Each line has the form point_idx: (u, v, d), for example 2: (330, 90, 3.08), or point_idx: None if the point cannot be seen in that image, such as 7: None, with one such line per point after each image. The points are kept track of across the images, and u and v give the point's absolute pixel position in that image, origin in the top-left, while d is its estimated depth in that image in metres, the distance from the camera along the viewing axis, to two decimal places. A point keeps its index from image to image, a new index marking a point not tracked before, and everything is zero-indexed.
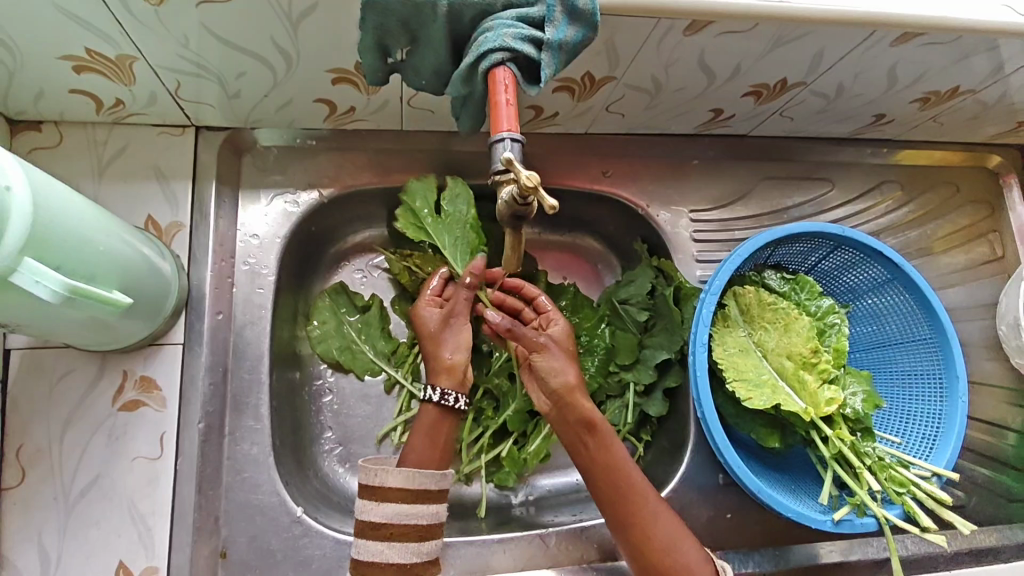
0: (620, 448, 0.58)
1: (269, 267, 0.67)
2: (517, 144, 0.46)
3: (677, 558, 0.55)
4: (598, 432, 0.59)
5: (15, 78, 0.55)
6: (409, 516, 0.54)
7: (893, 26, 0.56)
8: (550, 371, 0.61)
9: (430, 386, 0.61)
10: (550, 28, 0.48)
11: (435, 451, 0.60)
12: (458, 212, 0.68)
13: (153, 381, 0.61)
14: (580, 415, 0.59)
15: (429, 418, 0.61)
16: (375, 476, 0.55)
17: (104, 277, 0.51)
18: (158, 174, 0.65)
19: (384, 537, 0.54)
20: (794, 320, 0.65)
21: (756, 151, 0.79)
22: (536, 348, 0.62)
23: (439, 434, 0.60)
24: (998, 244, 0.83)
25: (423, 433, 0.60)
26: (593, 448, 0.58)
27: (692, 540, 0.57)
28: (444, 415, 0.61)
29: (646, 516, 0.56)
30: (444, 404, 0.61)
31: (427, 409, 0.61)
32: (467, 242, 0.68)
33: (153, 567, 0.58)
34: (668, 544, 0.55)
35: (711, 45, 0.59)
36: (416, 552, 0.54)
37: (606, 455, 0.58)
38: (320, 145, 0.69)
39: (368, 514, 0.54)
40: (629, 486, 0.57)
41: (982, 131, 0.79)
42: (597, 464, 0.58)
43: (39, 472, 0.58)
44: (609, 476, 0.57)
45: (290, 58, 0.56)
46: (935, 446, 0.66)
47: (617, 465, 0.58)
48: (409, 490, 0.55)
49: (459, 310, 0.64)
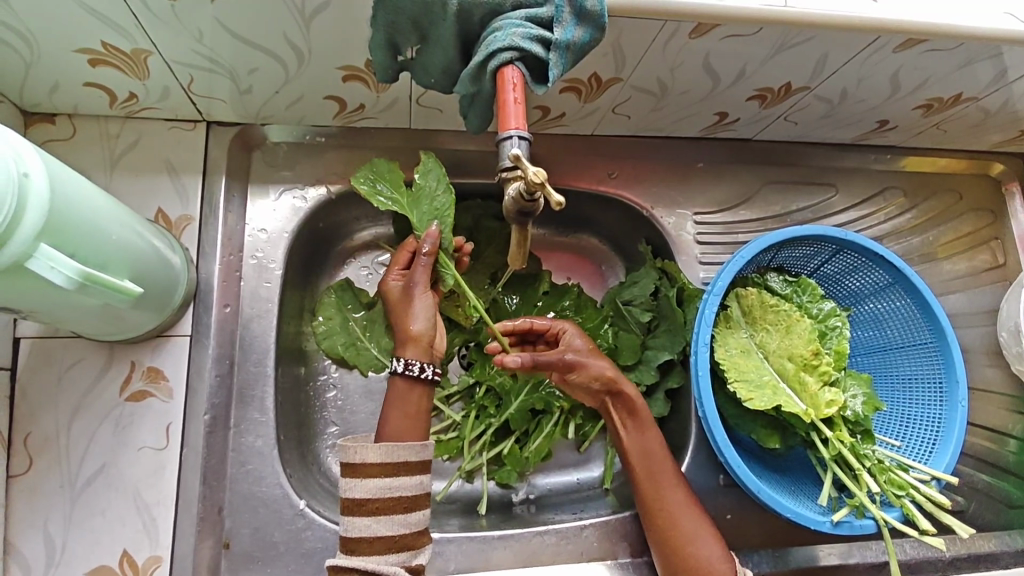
0: (655, 436, 0.61)
1: (276, 261, 0.68)
2: (524, 142, 0.46)
3: (699, 545, 0.58)
4: (639, 420, 0.62)
5: (31, 71, 0.56)
6: (391, 490, 0.53)
7: (897, 33, 0.57)
8: (589, 380, 0.60)
9: (394, 357, 0.58)
10: (558, 28, 0.49)
11: (410, 422, 0.56)
12: (427, 187, 0.61)
13: (160, 371, 0.62)
14: (625, 401, 0.61)
15: (395, 388, 0.57)
16: (356, 453, 0.53)
17: (115, 267, 0.51)
18: (169, 167, 0.66)
19: (369, 513, 0.52)
20: (796, 322, 0.66)
21: (760, 155, 0.80)
22: (566, 365, 0.59)
23: (410, 403, 0.57)
24: (1000, 251, 0.84)
25: (395, 405, 0.57)
26: (633, 433, 0.61)
27: (712, 531, 0.59)
28: (412, 385, 0.57)
29: (675, 502, 0.59)
30: (409, 375, 0.57)
31: (394, 381, 0.57)
32: (431, 215, 0.61)
33: (156, 556, 0.58)
34: (691, 531, 0.58)
35: (717, 48, 0.59)
36: (404, 523, 0.53)
37: (644, 441, 0.61)
38: (329, 142, 0.70)
39: (352, 492, 0.52)
40: (662, 474, 0.60)
41: (986, 138, 0.80)
42: (634, 449, 0.61)
43: (45, 460, 0.58)
44: (646, 462, 0.60)
45: (302, 55, 0.56)
46: (934, 450, 0.67)
47: (653, 452, 0.61)
48: (390, 464, 0.53)
49: (420, 280, 0.60)
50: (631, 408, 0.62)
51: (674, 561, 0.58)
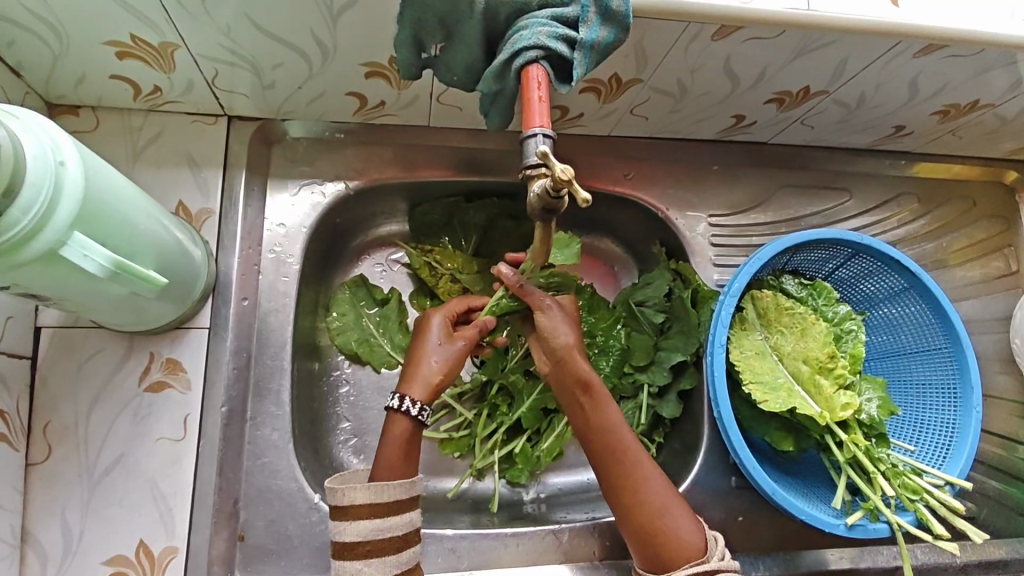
0: (612, 411, 0.59)
1: (294, 256, 0.68)
2: (548, 140, 0.46)
3: (668, 521, 0.55)
4: (593, 393, 0.59)
5: (59, 63, 0.57)
6: (382, 531, 0.53)
7: (920, 38, 0.57)
8: (551, 330, 0.61)
9: (403, 397, 0.58)
10: (584, 28, 0.49)
11: (405, 463, 0.57)
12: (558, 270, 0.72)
13: (178, 363, 0.62)
14: (575, 375, 0.59)
15: (401, 429, 0.57)
16: (344, 496, 0.53)
17: (142, 258, 0.52)
18: (191, 161, 0.66)
19: (362, 555, 0.52)
20: (811, 325, 0.66)
21: (775, 159, 0.80)
22: (541, 304, 0.63)
23: (411, 446, 0.57)
24: (1013, 258, 0.84)
25: (390, 444, 0.57)
26: (589, 409, 0.59)
27: (682, 504, 0.57)
28: (413, 428, 0.58)
29: (637, 480, 0.57)
30: (412, 417, 0.58)
31: (398, 420, 0.58)
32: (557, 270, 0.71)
33: (172, 547, 0.58)
34: (659, 508, 0.56)
35: (738, 51, 0.60)
36: (396, 563, 0.53)
37: (601, 417, 0.58)
38: (348, 138, 0.71)
39: (342, 534, 0.53)
40: (623, 450, 0.57)
41: (1000, 146, 0.80)
42: (593, 427, 0.58)
43: (65, 448, 0.59)
44: (605, 441, 0.58)
45: (327, 51, 0.57)
46: (948, 455, 0.67)
47: (611, 427, 0.58)
48: (379, 505, 0.53)
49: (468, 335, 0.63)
50: (585, 381, 0.59)
51: (649, 543, 0.55)
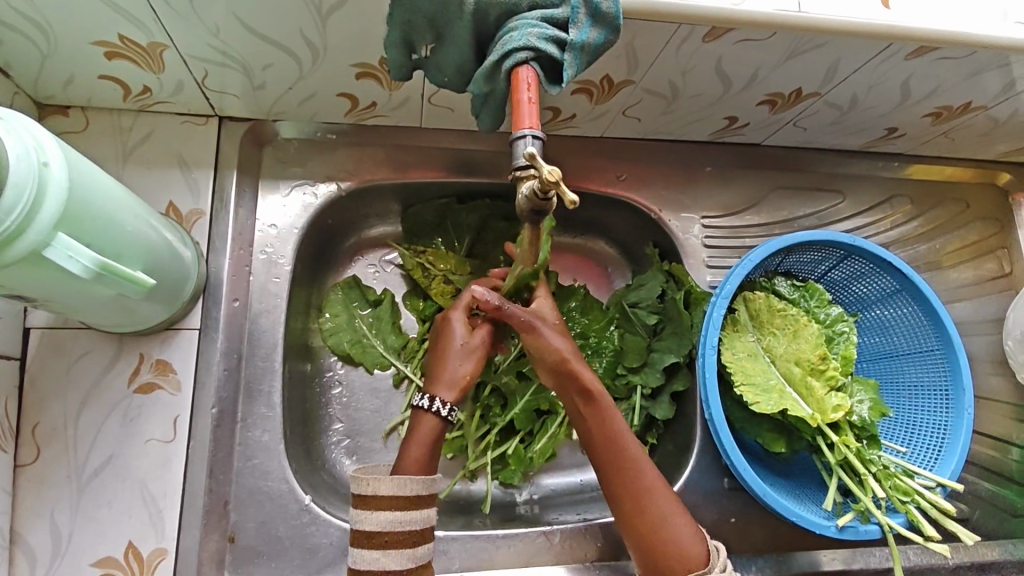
0: (616, 419, 0.58)
1: (286, 257, 0.68)
2: (537, 141, 0.46)
3: (668, 532, 0.55)
4: (597, 402, 0.58)
5: (47, 63, 0.56)
6: (403, 523, 0.52)
7: (910, 40, 0.57)
8: (539, 352, 0.59)
9: (433, 398, 0.59)
10: (574, 29, 0.49)
11: (429, 460, 0.57)
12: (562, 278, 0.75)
13: (168, 364, 0.62)
14: (577, 384, 0.58)
15: (430, 429, 0.58)
16: (368, 485, 0.53)
17: (129, 259, 0.51)
18: (181, 162, 0.66)
19: (380, 545, 0.52)
20: (803, 327, 0.66)
21: (768, 160, 0.80)
22: (524, 324, 0.59)
23: (436, 445, 0.58)
24: (1006, 260, 0.84)
25: (416, 441, 0.58)
26: (591, 418, 0.58)
27: (683, 514, 0.57)
28: (442, 427, 0.59)
29: (639, 490, 0.56)
30: (441, 416, 0.59)
31: (426, 419, 0.59)
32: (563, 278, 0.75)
33: (162, 549, 0.58)
34: (658, 518, 0.55)
35: (729, 53, 0.60)
36: (412, 557, 0.52)
37: (604, 425, 0.58)
38: (339, 139, 0.71)
39: (362, 523, 0.53)
40: (624, 458, 0.57)
41: (993, 148, 0.80)
42: (594, 434, 0.58)
43: (54, 450, 0.58)
44: (605, 450, 0.58)
45: (317, 52, 0.57)
46: (940, 456, 0.67)
47: (614, 435, 0.58)
48: (402, 497, 0.53)
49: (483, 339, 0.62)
50: (588, 389, 0.58)
51: (648, 552, 0.55)
